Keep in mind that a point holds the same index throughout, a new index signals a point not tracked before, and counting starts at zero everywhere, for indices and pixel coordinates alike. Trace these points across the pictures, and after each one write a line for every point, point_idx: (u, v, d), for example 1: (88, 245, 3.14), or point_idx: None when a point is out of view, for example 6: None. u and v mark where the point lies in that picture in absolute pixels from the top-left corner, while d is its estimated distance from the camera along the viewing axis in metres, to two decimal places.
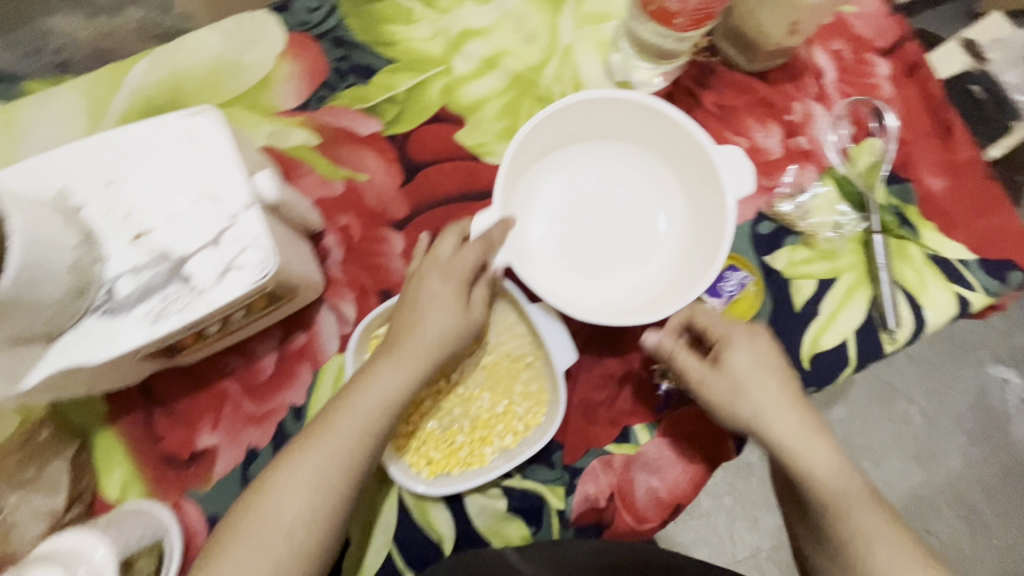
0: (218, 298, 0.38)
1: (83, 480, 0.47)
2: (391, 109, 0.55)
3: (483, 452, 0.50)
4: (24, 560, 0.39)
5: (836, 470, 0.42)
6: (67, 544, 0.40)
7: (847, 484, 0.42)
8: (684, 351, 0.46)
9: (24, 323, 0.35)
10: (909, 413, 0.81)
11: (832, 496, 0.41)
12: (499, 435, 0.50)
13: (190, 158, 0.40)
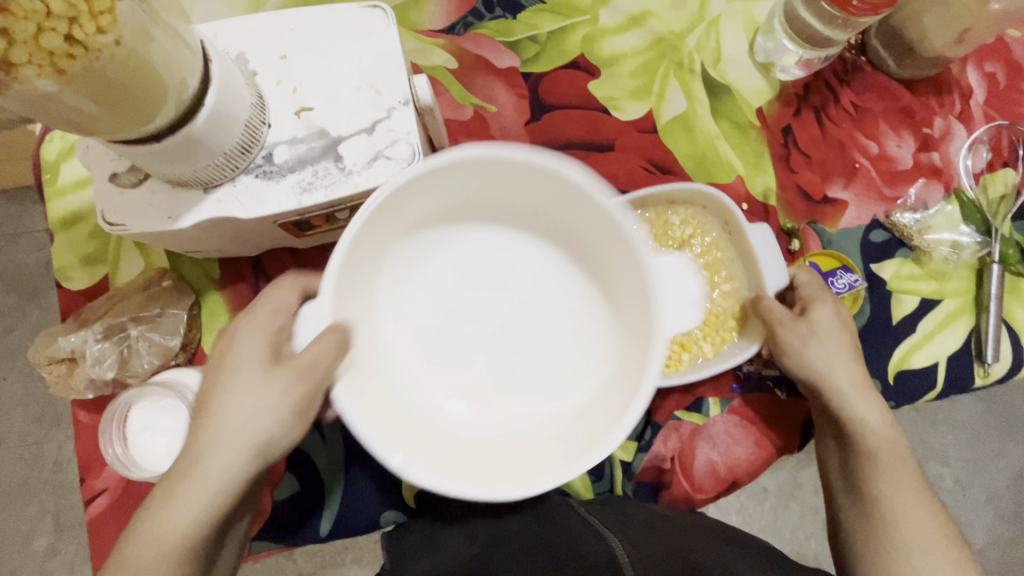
0: (364, 182, 0.40)
1: (192, 332, 0.50)
2: (531, 48, 0.56)
3: (682, 359, 0.50)
4: (146, 384, 0.43)
5: (884, 429, 0.43)
6: (184, 379, 0.43)
7: (899, 456, 0.43)
8: (822, 299, 0.46)
9: (197, 167, 0.37)
10: (943, 476, 0.78)
11: (877, 450, 0.43)
12: (699, 343, 0.50)
13: (360, 47, 0.42)
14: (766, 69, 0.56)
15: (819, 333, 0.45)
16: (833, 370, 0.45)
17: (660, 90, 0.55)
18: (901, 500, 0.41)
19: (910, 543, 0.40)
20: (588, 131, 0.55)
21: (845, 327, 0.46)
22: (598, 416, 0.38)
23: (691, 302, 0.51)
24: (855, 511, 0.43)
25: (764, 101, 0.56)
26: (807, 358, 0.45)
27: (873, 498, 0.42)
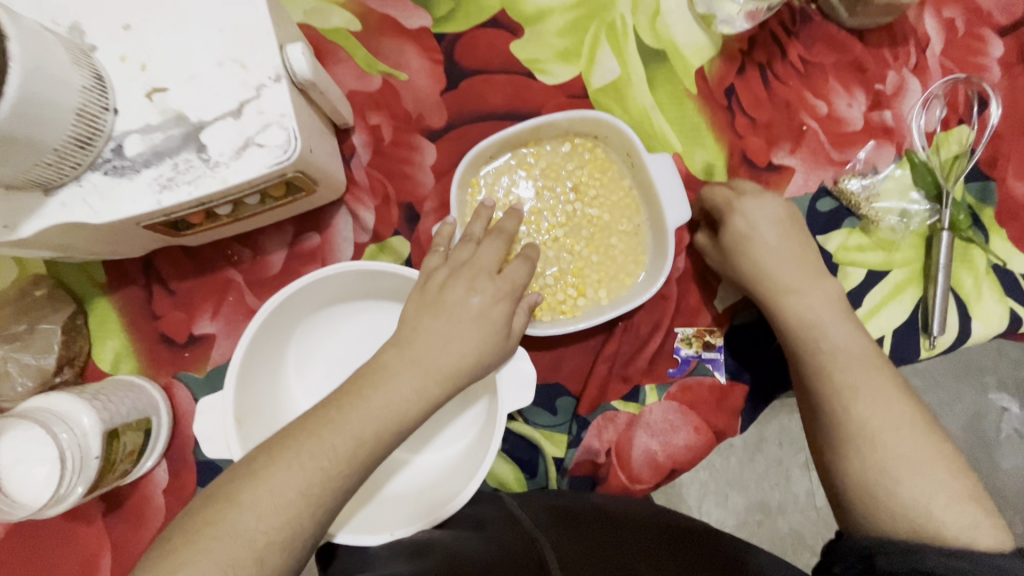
0: (233, 175, 0.35)
1: (76, 344, 0.45)
2: (444, 5, 0.49)
3: (576, 303, 0.47)
4: (13, 413, 0.39)
5: (830, 316, 0.42)
6: (55, 406, 0.39)
7: (862, 361, 0.39)
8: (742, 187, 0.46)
9: (19, 168, 0.31)
10: None
11: (819, 339, 0.41)
12: (593, 287, 0.47)
13: (219, 12, 0.36)
14: (707, 22, 0.50)
15: (756, 228, 0.44)
16: (767, 259, 0.44)
17: (590, 50, 0.50)
18: (857, 385, 0.38)
19: (879, 441, 0.36)
20: (511, 100, 0.49)
21: (779, 218, 0.45)
22: (445, 485, 0.43)
23: (587, 235, 0.47)
24: (812, 409, 0.40)
25: (705, 59, 0.50)
26: (750, 253, 0.44)
27: (827, 383, 0.39)
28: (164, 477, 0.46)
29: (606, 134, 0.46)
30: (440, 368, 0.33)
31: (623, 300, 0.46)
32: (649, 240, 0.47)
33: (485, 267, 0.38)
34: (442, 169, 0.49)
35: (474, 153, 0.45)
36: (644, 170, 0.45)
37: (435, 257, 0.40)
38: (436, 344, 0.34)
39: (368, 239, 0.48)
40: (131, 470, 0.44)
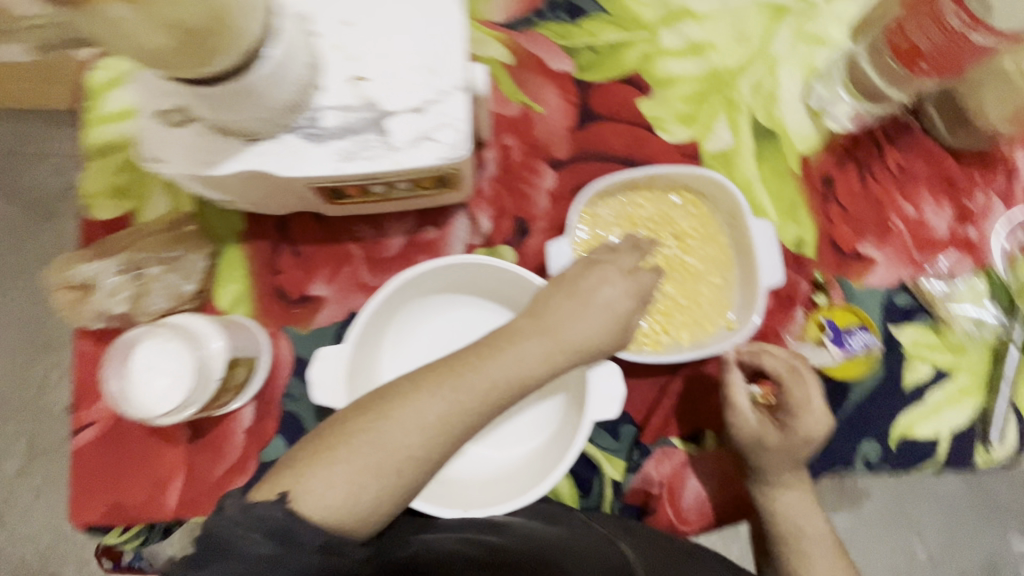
0: (407, 160, 0.40)
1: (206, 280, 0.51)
2: (587, 56, 0.56)
3: (658, 338, 0.50)
4: (158, 325, 0.43)
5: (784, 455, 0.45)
6: (196, 326, 0.43)
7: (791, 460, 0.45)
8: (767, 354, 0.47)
9: (243, 117, 0.37)
10: None
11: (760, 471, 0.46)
12: (676, 327, 0.50)
13: (423, 26, 0.42)
14: (817, 115, 0.56)
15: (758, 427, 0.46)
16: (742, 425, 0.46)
17: (707, 120, 0.55)
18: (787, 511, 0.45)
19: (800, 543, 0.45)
20: (630, 148, 0.55)
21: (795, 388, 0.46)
22: (504, 489, 0.45)
23: (678, 278, 0.51)
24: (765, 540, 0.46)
25: (810, 148, 0.55)
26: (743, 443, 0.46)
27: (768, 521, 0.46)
28: (248, 417, 0.50)
29: (711, 193, 0.51)
30: (567, 341, 0.37)
31: (702, 345, 0.49)
32: (733, 296, 0.51)
33: (618, 265, 0.41)
34: (558, 195, 0.54)
35: (596, 188, 0.50)
36: (745, 233, 0.49)
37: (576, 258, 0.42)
38: (565, 320, 0.37)
39: (479, 242, 0.53)
40: (225, 403, 0.48)
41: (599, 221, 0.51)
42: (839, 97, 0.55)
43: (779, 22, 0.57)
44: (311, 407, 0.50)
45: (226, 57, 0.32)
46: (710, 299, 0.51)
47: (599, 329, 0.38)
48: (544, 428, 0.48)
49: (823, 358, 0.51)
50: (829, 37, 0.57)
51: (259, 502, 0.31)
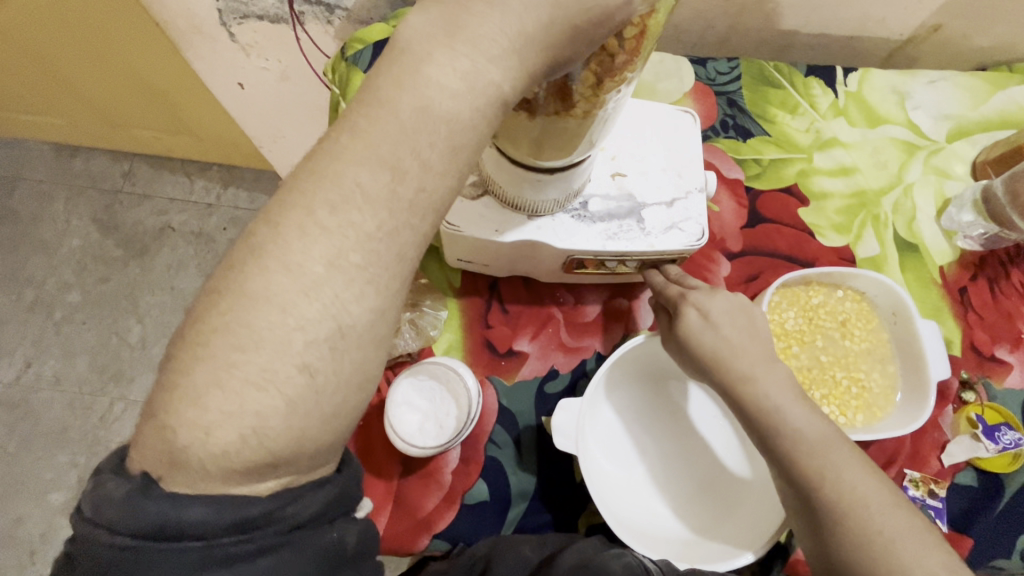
0: (658, 243, 0.48)
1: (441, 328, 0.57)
2: (754, 168, 0.66)
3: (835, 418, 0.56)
4: (421, 363, 0.54)
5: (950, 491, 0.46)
6: (450, 366, 0.54)
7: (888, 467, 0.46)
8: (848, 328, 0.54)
9: (545, 197, 0.45)
10: None
11: None
12: (849, 410, 0.56)
13: (668, 139, 0.51)
14: (949, 235, 0.65)
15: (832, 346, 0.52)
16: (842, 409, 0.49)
17: (858, 230, 0.64)
18: None
19: None
20: (793, 247, 0.63)
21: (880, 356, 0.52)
22: (709, 548, 0.49)
23: (847, 365, 0.58)
24: None
25: (946, 262, 0.64)
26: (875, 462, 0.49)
27: None
28: (455, 460, 0.53)
29: (873, 293, 0.59)
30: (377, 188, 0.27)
31: (877, 429, 0.55)
32: (899, 386, 0.57)
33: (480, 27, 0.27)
34: (733, 282, 0.61)
35: (781, 281, 0.57)
36: (914, 331, 0.56)
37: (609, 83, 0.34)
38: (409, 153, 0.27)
39: None
40: (445, 443, 0.51)
41: (776, 308, 0.58)
42: (966, 220, 0.64)
43: (912, 156, 0.68)
44: (513, 454, 0.54)
45: (568, 158, 0.41)
46: (876, 386, 0.57)
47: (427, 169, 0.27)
48: (729, 506, 0.52)
49: (978, 452, 0.56)
50: (953, 172, 0.67)
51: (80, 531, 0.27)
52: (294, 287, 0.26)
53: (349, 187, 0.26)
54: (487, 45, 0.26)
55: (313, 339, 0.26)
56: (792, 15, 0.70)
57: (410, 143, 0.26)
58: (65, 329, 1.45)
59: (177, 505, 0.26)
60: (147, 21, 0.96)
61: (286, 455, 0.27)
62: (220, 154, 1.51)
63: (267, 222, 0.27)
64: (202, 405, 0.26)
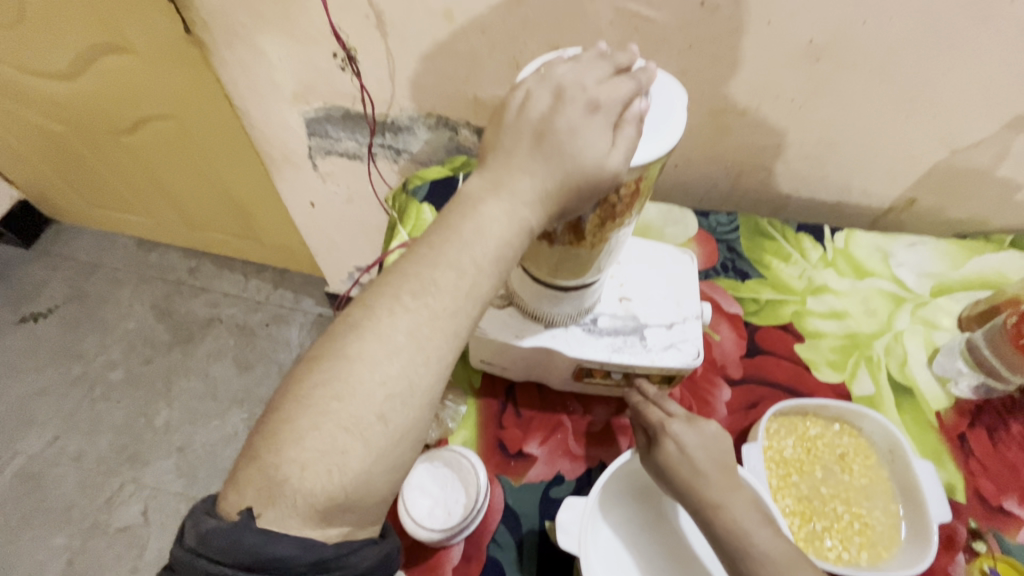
0: (659, 359, 0.54)
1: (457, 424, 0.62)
2: (753, 306, 0.74)
3: (839, 554, 0.56)
4: (439, 452, 0.59)
5: None
6: (463, 458, 0.58)
7: None
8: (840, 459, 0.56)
9: (559, 310, 0.53)
10: None
11: None
12: (854, 547, 0.56)
13: (668, 272, 0.60)
14: (943, 381, 0.69)
15: None
16: None
17: (852, 369, 0.69)
18: None
19: None
20: (791, 380, 0.68)
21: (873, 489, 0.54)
22: None
23: (847, 499, 0.59)
24: None
25: (942, 407, 0.67)
26: None
27: None
28: (457, 556, 0.54)
29: (870, 430, 0.62)
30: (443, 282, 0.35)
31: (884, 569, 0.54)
32: (904, 526, 0.57)
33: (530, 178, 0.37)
34: (734, 406, 0.65)
35: (776, 408, 0.62)
36: (909, 469, 0.58)
37: (614, 219, 0.44)
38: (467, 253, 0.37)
39: None
40: (450, 535, 0.54)
41: (773, 435, 0.61)
42: (960, 369, 0.68)
43: (899, 306, 0.74)
44: (514, 557, 0.54)
45: (580, 279, 0.51)
46: (880, 524, 0.57)
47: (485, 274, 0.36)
48: None
49: None
50: (939, 322, 0.73)
51: (186, 557, 0.32)
52: (379, 351, 0.33)
53: (426, 281, 0.35)
54: (528, 191, 0.37)
55: (391, 395, 0.33)
56: (783, 182, 0.83)
57: (472, 253, 0.36)
58: (100, 406, 1.53)
59: (270, 540, 0.31)
60: (250, 150, 1.18)
61: (355, 499, 0.32)
62: (277, 259, 1.70)
63: (360, 305, 0.35)
64: (302, 445, 0.31)
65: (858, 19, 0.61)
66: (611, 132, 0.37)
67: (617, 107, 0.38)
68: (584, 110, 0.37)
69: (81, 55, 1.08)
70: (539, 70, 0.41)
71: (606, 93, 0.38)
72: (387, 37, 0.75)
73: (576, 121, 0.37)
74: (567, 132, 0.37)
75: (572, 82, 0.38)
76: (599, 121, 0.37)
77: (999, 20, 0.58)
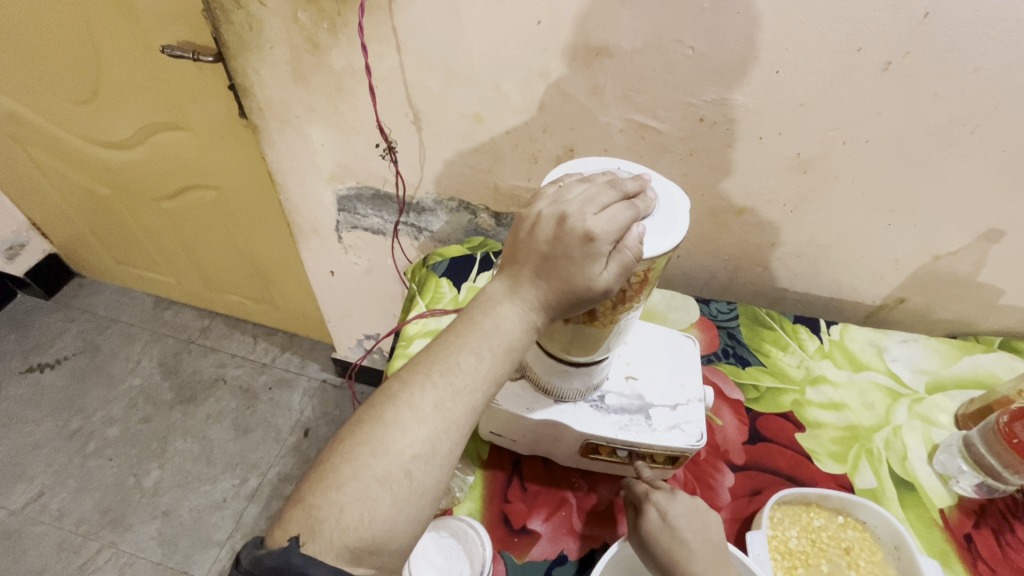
0: (663, 439, 0.56)
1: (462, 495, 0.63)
2: (754, 392, 0.76)
3: None
4: (446, 522, 0.59)
5: None
6: (469, 529, 0.58)
7: None
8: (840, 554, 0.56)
9: (569, 385, 0.56)
10: None
11: None
12: None
13: (673, 355, 0.64)
14: (945, 478, 0.69)
15: None
16: None
17: (854, 461, 0.70)
18: None
19: None
20: (794, 469, 0.69)
21: None
22: None
23: None
24: None
25: (946, 505, 0.67)
26: None
27: None
28: None
29: (873, 524, 0.62)
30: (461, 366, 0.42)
31: None
32: None
33: (544, 271, 0.43)
34: (737, 493, 0.66)
35: (778, 497, 0.63)
36: (916, 568, 0.58)
37: (620, 300, 0.48)
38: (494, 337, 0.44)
39: None
40: None
41: (777, 525, 0.62)
42: (960, 467, 0.69)
43: (897, 401, 0.77)
44: None
45: (590, 356, 0.54)
46: None
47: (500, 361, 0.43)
48: None
49: None
50: (937, 419, 0.75)
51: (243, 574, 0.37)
52: (410, 418, 0.40)
53: (451, 363, 0.42)
54: (542, 285, 0.43)
55: (417, 454, 0.39)
56: (778, 277, 0.89)
57: (490, 344, 0.43)
58: (91, 463, 1.50)
59: (309, 565, 0.35)
60: (281, 220, 1.27)
61: (381, 542, 0.38)
62: (289, 323, 1.74)
63: (396, 377, 0.43)
64: (342, 490, 0.38)
65: (839, 139, 0.69)
66: (604, 260, 0.42)
67: (612, 237, 0.42)
68: (581, 239, 0.42)
69: (142, 128, 1.20)
70: (558, 186, 0.47)
71: (602, 225, 0.42)
72: (422, 132, 0.85)
73: (573, 249, 0.42)
74: (575, 248, 0.42)
75: (576, 210, 0.42)
76: (594, 250, 0.42)
77: (963, 147, 0.66)
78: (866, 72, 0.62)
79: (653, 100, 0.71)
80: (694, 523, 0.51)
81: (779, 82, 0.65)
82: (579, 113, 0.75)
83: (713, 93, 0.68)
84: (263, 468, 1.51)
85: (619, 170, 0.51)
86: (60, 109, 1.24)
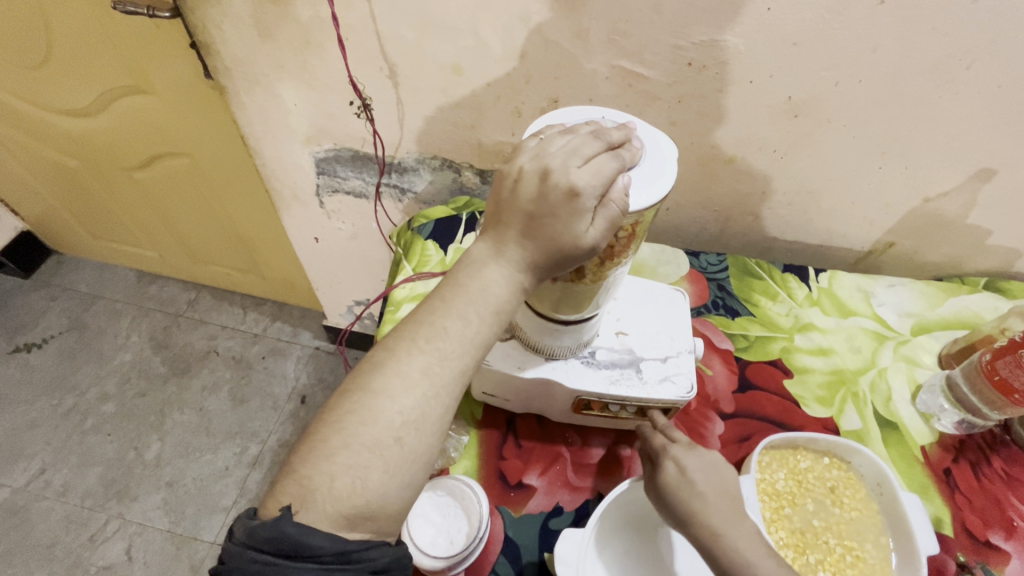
0: (654, 391, 0.57)
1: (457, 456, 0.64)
2: (743, 341, 0.77)
3: None
4: (443, 483, 0.61)
5: None
6: (465, 487, 0.60)
7: None
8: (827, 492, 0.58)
9: (559, 342, 0.56)
10: None
11: None
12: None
13: (663, 308, 0.64)
14: (926, 416, 0.71)
15: None
16: None
17: (840, 404, 0.72)
18: None
19: None
20: (782, 414, 0.70)
21: None
22: None
23: (839, 532, 0.60)
24: None
25: (927, 442, 0.69)
26: None
27: None
28: None
29: (858, 463, 0.64)
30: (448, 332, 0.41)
31: None
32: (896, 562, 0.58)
33: (528, 232, 0.42)
34: (727, 440, 0.67)
35: (766, 443, 0.64)
36: (896, 501, 0.60)
37: (610, 253, 0.48)
38: None
39: None
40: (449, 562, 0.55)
41: (766, 468, 0.63)
42: (942, 405, 0.71)
43: (882, 344, 0.78)
44: None
45: (579, 313, 0.54)
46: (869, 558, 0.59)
47: (488, 325, 0.42)
48: None
49: None
50: (921, 360, 0.77)
51: (238, 547, 0.37)
52: (398, 386, 0.40)
53: (438, 329, 0.41)
54: (527, 246, 0.42)
55: (407, 421, 0.39)
56: (768, 226, 0.88)
57: (476, 308, 0.42)
58: (89, 439, 1.51)
59: (305, 533, 0.36)
60: (259, 186, 1.23)
61: (376, 508, 0.38)
62: (277, 292, 1.72)
63: (382, 345, 0.42)
64: (333, 459, 0.38)
65: (831, 80, 0.67)
66: (590, 216, 0.41)
67: (597, 192, 0.41)
68: (565, 196, 0.40)
69: (102, 93, 1.13)
70: (540, 139, 0.45)
71: (586, 179, 0.40)
72: (399, 87, 0.81)
73: (557, 206, 0.40)
74: (560, 204, 0.40)
75: (559, 164, 0.41)
76: (580, 206, 0.40)
77: (958, 83, 0.64)
78: (861, 6, 0.59)
79: (639, 44, 0.67)
80: (687, 473, 0.52)
81: (771, 19, 0.62)
82: (562, 61, 0.71)
83: (702, 34, 0.65)
84: (263, 435, 1.53)
85: (605, 120, 0.49)
86: (11, 76, 1.17)
